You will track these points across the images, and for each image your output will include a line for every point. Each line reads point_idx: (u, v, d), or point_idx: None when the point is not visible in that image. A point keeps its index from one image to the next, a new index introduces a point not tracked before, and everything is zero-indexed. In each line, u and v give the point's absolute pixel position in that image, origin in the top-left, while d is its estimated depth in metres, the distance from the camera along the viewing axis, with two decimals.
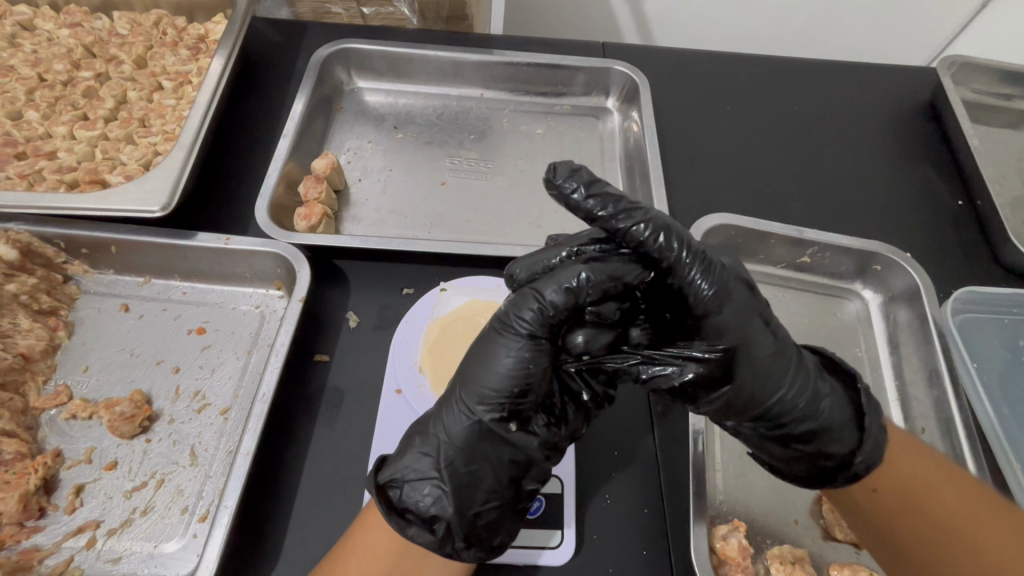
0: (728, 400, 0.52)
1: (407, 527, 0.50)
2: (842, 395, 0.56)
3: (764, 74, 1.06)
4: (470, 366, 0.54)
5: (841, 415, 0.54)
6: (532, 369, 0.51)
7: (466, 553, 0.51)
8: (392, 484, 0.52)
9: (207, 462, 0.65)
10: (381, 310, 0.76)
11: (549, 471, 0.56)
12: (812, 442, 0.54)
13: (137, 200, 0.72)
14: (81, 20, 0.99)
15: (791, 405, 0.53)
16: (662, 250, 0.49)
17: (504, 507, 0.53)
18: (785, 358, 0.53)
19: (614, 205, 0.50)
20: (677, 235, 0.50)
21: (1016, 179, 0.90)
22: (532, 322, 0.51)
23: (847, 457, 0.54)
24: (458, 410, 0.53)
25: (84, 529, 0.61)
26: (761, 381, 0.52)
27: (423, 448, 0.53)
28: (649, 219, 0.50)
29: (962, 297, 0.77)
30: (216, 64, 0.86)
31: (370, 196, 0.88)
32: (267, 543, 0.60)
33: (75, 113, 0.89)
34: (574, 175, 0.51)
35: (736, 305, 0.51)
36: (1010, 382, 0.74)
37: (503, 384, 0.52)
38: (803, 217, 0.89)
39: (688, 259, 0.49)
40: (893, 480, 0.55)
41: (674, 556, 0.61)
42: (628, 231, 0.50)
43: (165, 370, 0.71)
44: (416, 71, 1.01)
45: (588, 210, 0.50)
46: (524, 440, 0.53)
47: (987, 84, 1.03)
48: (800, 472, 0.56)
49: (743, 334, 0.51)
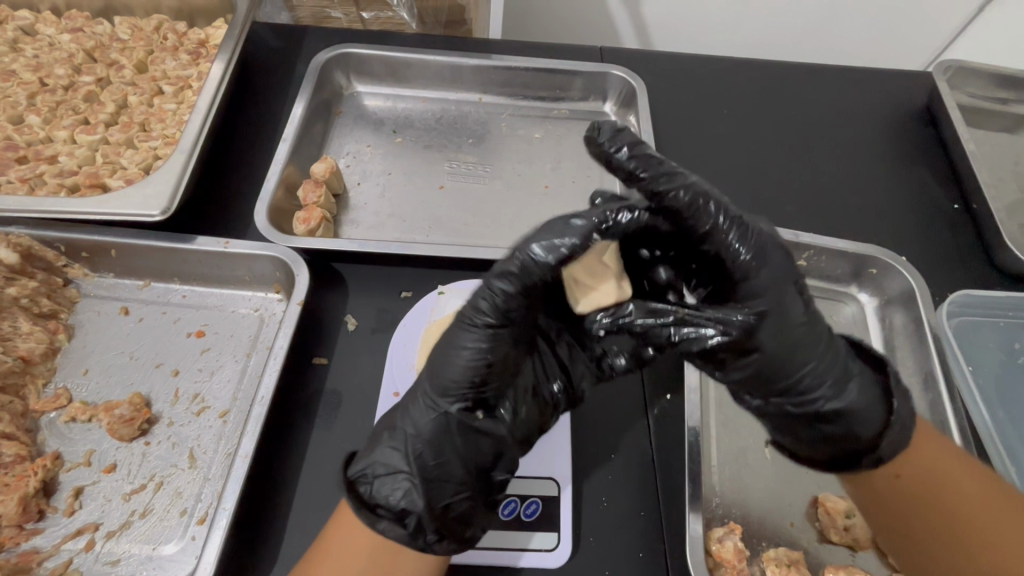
0: (758, 368, 0.52)
1: (379, 522, 0.50)
2: (866, 375, 0.56)
3: (761, 78, 1.07)
4: (434, 359, 0.55)
5: (868, 398, 0.54)
6: (492, 359, 0.53)
7: (437, 546, 0.51)
8: (362, 480, 0.52)
9: (206, 465, 0.66)
10: (380, 314, 0.77)
11: (518, 462, 0.57)
12: (834, 421, 0.54)
13: (137, 204, 0.72)
14: (82, 25, 1.00)
15: (815, 381, 0.53)
16: (697, 216, 0.50)
17: (476, 498, 0.54)
18: (815, 332, 0.52)
19: (653, 168, 0.50)
20: (716, 201, 0.50)
21: (1012, 183, 0.91)
22: (491, 311, 0.51)
23: (875, 440, 0.54)
24: (423, 403, 0.54)
25: (83, 531, 0.61)
26: (789, 352, 0.52)
27: (392, 443, 0.54)
28: (688, 184, 0.50)
29: (957, 300, 0.77)
30: (216, 69, 0.86)
31: (369, 200, 0.89)
32: (265, 546, 0.60)
33: (76, 118, 0.89)
34: (617, 136, 0.52)
35: (776, 271, 0.50)
36: (1006, 385, 0.74)
37: (463, 377, 0.53)
38: (800, 221, 0.90)
39: (724, 223, 0.50)
40: (914, 471, 0.55)
41: (669, 559, 0.61)
42: (669, 194, 0.50)
43: (164, 373, 0.72)
44: (415, 75, 1.02)
45: (629, 169, 0.51)
46: (491, 428, 0.55)
47: (983, 88, 1.03)
48: (825, 451, 0.56)
49: (778, 301, 0.50)
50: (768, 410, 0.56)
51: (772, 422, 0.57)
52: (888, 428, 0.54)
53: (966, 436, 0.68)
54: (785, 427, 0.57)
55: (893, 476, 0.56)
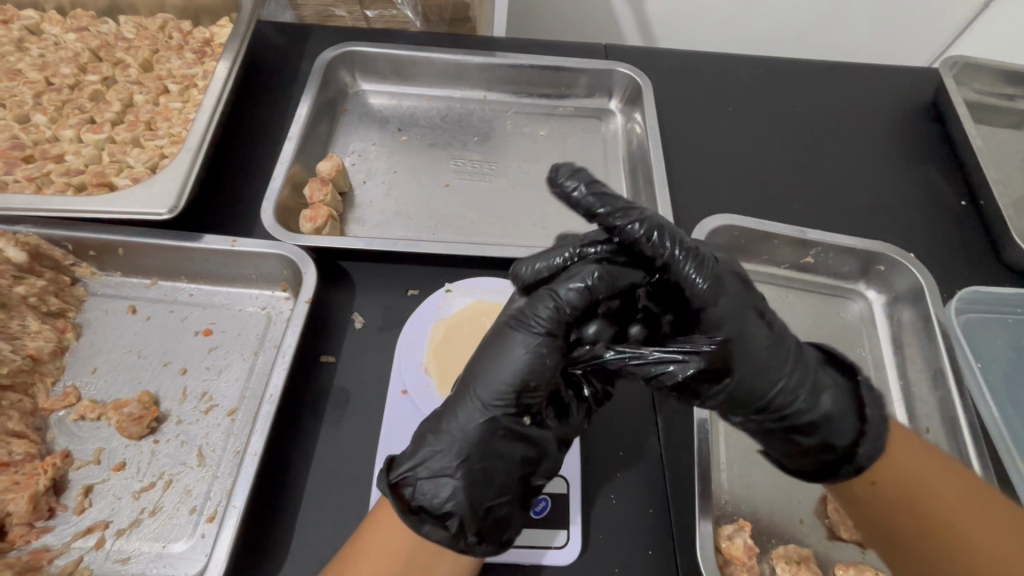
0: (733, 390, 0.53)
1: (422, 524, 0.50)
2: (840, 388, 0.57)
3: (766, 75, 1.07)
4: (486, 362, 0.54)
5: (840, 407, 0.55)
6: (549, 366, 0.52)
7: (479, 548, 0.51)
8: (405, 482, 0.52)
9: (215, 463, 0.66)
10: (387, 312, 0.77)
11: (559, 465, 0.57)
12: (810, 434, 0.55)
13: (145, 202, 0.72)
14: (88, 24, 1.00)
15: (786, 399, 0.54)
16: (655, 250, 0.51)
17: (519, 502, 0.54)
18: (783, 349, 0.53)
19: (610, 203, 0.51)
20: (671, 233, 0.51)
21: (1019, 179, 0.90)
22: (549, 321, 0.52)
23: (851, 449, 0.55)
24: (472, 406, 0.53)
25: (93, 529, 0.61)
26: (759, 372, 0.52)
27: (437, 446, 0.53)
28: (644, 218, 0.51)
29: (966, 296, 0.77)
30: (221, 67, 0.86)
31: (375, 198, 0.89)
32: (275, 543, 0.60)
33: (82, 117, 0.89)
34: (576, 174, 0.53)
35: (734, 298, 0.52)
36: (1015, 382, 0.74)
37: (518, 381, 0.52)
38: (806, 218, 0.89)
39: (682, 253, 0.51)
40: (894, 474, 0.55)
41: (680, 556, 0.61)
42: (625, 229, 0.51)
43: (172, 371, 0.72)
44: (420, 73, 1.02)
45: (588, 206, 0.51)
46: (537, 434, 0.55)
47: (989, 84, 1.03)
48: (800, 463, 0.57)
49: (741, 328, 0.52)
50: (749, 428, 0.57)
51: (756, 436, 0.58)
52: (863, 433, 0.55)
53: (976, 434, 0.68)
54: (768, 443, 0.58)
55: (870, 483, 0.56)
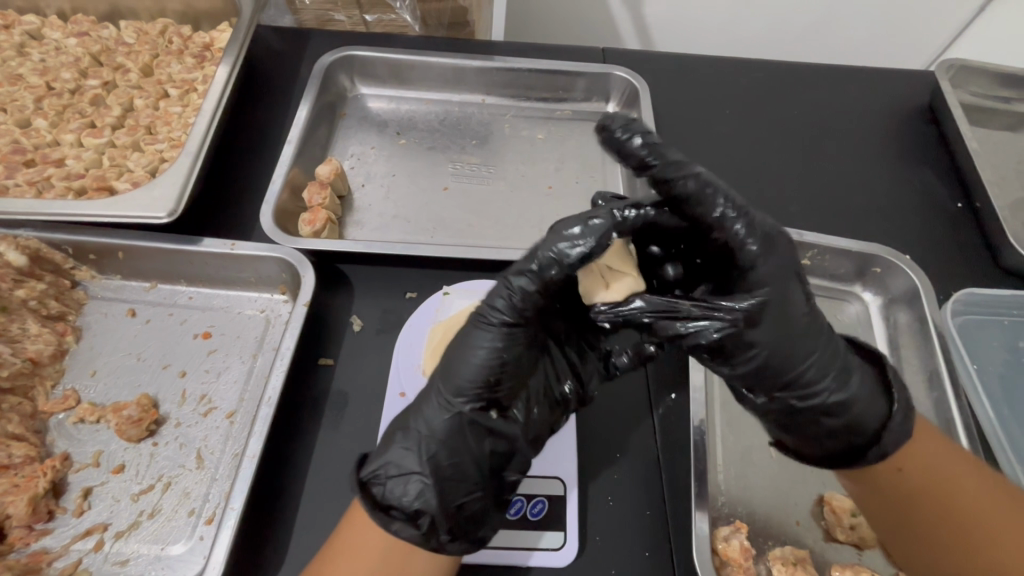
0: (764, 360, 0.52)
1: (392, 523, 0.51)
2: (866, 371, 0.57)
3: (763, 79, 1.07)
4: (448, 359, 0.56)
5: (869, 388, 0.56)
6: (506, 357, 0.54)
7: (451, 546, 0.51)
8: (375, 482, 0.53)
9: (213, 465, 0.66)
10: (385, 314, 0.77)
11: (530, 463, 0.58)
12: (837, 415, 0.54)
13: (144, 206, 0.73)
14: (88, 29, 1.01)
15: (816, 374, 0.53)
16: (703, 206, 0.50)
17: (489, 499, 0.54)
18: (816, 325, 0.54)
19: (664, 157, 0.51)
20: (723, 192, 0.51)
21: (1015, 181, 0.91)
22: (504, 311, 0.53)
23: (876, 434, 0.55)
24: (437, 402, 0.55)
25: (92, 532, 0.61)
26: (792, 343, 0.52)
27: (404, 444, 0.54)
28: (697, 175, 0.51)
29: (961, 298, 0.77)
30: (220, 71, 0.87)
31: (373, 201, 0.89)
32: (273, 544, 0.61)
33: (83, 121, 0.90)
34: (629, 125, 0.53)
35: (779, 262, 0.51)
36: (1010, 383, 0.74)
37: (478, 375, 0.54)
38: (803, 220, 0.90)
39: (731, 214, 0.50)
40: (918, 464, 0.55)
41: (676, 557, 0.61)
42: (677, 182, 0.50)
43: (172, 374, 0.72)
44: (419, 77, 1.02)
45: (640, 158, 0.51)
46: (504, 428, 0.56)
47: (985, 87, 1.03)
48: (823, 446, 0.56)
49: (782, 292, 0.51)
50: (773, 411, 0.57)
51: (774, 416, 0.57)
52: (892, 415, 0.55)
53: (972, 435, 0.68)
54: (792, 423, 0.56)
55: (896, 470, 0.55)
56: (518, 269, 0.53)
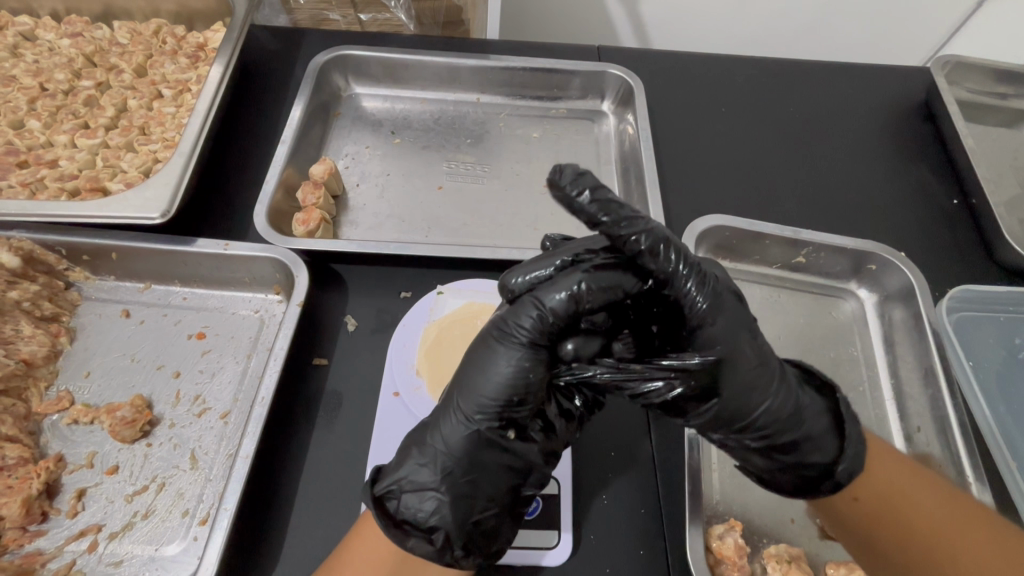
0: (720, 410, 0.53)
1: (408, 539, 0.51)
2: (818, 404, 0.57)
3: (758, 76, 1.07)
4: (469, 375, 0.54)
5: (822, 425, 0.55)
6: (531, 377, 0.52)
7: (465, 560, 0.52)
8: (390, 495, 0.53)
9: (207, 466, 0.66)
10: (379, 314, 0.77)
11: (548, 477, 0.57)
12: (790, 452, 0.55)
13: (136, 207, 0.72)
14: (82, 29, 1.01)
15: (771, 419, 0.53)
16: (657, 264, 0.49)
17: (504, 514, 0.54)
18: (766, 371, 0.53)
19: (616, 212, 0.48)
20: (676, 248, 0.50)
21: (1011, 178, 0.91)
22: (532, 330, 0.52)
23: (830, 466, 0.55)
24: (455, 419, 0.53)
25: (85, 532, 0.61)
26: (748, 394, 0.52)
27: (421, 459, 0.53)
28: (650, 229, 0.49)
29: (957, 296, 0.77)
30: (214, 72, 0.86)
31: (367, 201, 0.89)
32: (267, 544, 0.61)
33: (76, 122, 0.90)
34: (579, 179, 0.48)
35: (728, 317, 0.52)
36: (1007, 381, 0.74)
37: (500, 393, 0.52)
38: (799, 218, 0.90)
39: (684, 270, 0.50)
40: (874, 490, 0.56)
41: (671, 556, 0.61)
42: (630, 240, 0.49)
43: (166, 374, 0.72)
44: (413, 77, 1.02)
45: (591, 215, 0.48)
46: (522, 448, 0.55)
47: (982, 83, 1.03)
48: (784, 481, 0.57)
49: (734, 344, 0.51)
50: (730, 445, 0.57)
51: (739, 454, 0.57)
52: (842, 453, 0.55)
53: (966, 432, 0.68)
54: (747, 458, 0.57)
55: (852, 500, 0.57)
56: (548, 290, 0.52)
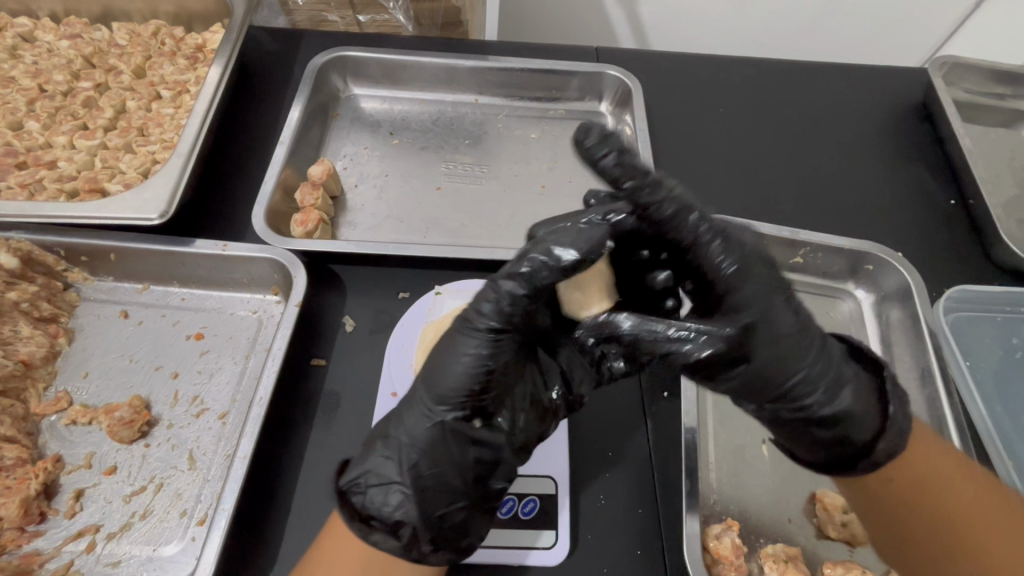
0: (751, 377, 0.55)
1: (372, 534, 0.51)
2: (861, 380, 0.60)
3: (756, 76, 1.07)
4: (433, 368, 0.55)
5: (862, 399, 0.59)
6: (493, 364, 0.54)
7: (433, 557, 0.53)
8: (355, 490, 0.53)
9: (205, 466, 0.66)
10: (377, 314, 0.77)
11: (517, 470, 0.57)
12: (833, 426, 0.58)
13: (135, 208, 0.72)
14: (81, 31, 1.01)
15: (807, 388, 0.56)
16: (680, 226, 0.54)
17: (472, 507, 0.54)
18: (807, 342, 0.56)
19: (640, 176, 0.53)
20: (702, 214, 0.54)
21: (1009, 178, 0.91)
22: (491, 317, 0.53)
23: (870, 444, 0.59)
24: (419, 411, 0.55)
25: (83, 533, 0.61)
26: (779, 360, 0.55)
27: (386, 453, 0.54)
28: (673, 197, 0.54)
29: (954, 296, 0.77)
30: (213, 72, 0.87)
31: (366, 202, 0.89)
32: (264, 544, 0.61)
33: (75, 123, 0.90)
34: (607, 138, 0.55)
35: (757, 284, 0.54)
36: (1004, 380, 0.74)
37: (462, 383, 0.54)
38: (796, 218, 0.90)
39: (710, 236, 0.54)
40: (909, 476, 0.61)
41: (668, 555, 0.61)
42: (653, 203, 0.53)
43: (164, 374, 0.72)
44: (412, 77, 1.02)
45: (613, 177, 0.54)
46: (489, 437, 0.55)
47: (979, 83, 1.03)
48: (817, 453, 0.60)
49: (765, 310, 0.54)
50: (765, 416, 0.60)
51: (773, 420, 0.60)
52: (883, 432, 0.58)
53: (963, 432, 0.68)
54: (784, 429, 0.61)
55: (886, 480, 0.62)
56: (509, 272, 0.52)
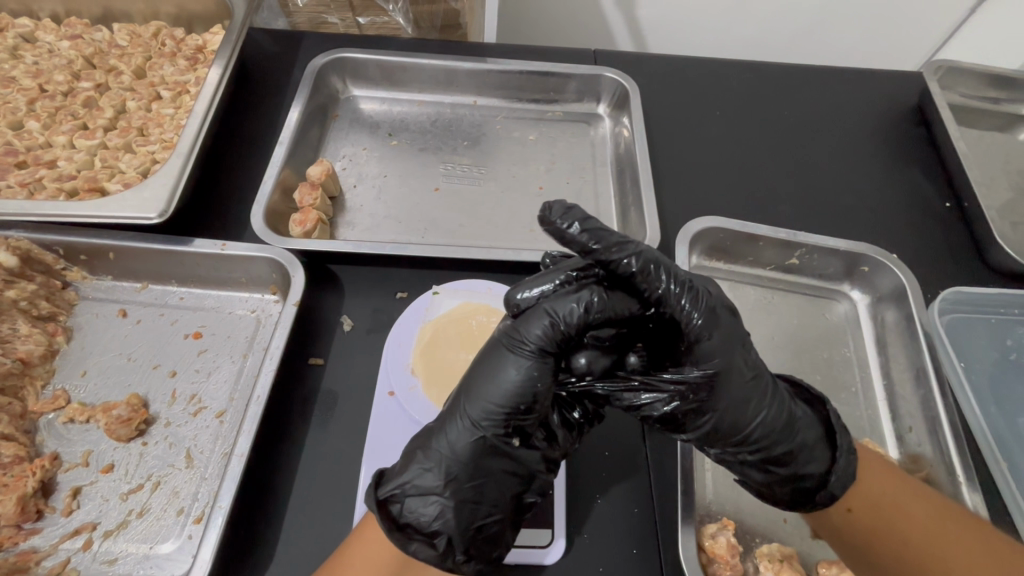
0: (716, 423, 0.53)
1: (409, 542, 0.51)
2: (812, 416, 0.58)
3: (753, 80, 1.08)
4: (476, 381, 0.53)
5: (816, 436, 0.57)
6: (538, 387, 0.52)
7: (466, 565, 0.52)
8: (392, 498, 0.52)
9: (202, 464, 0.66)
10: (375, 314, 0.78)
11: (550, 484, 0.57)
12: (787, 464, 0.55)
13: (134, 207, 0.73)
14: (81, 31, 1.02)
15: (767, 430, 0.54)
16: (652, 284, 0.51)
17: (507, 521, 0.54)
18: (761, 384, 0.54)
19: (605, 239, 0.50)
20: (666, 268, 0.51)
21: (1002, 182, 0.92)
22: (542, 337, 0.51)
23: (824, 476, 0.57)
24: (462, 424, 0.53)
25: (81, 530, 0.62)
26: (743, 407, 0.53)
27: (426, 464, 0.53)
28: (639, 252, 0.51)
29: (948, 298, 0.78)
30: (213, 73, 0.87)
31: (365, 202, 0.90)
32: (262, 541, 0.61)
33: (75, 123, 0.90)
34: (567, 213, 0.51)
35: (725, 330, 0.52)
36: (998, 382, 0.74)
37: (507, 399, 0.52)
38: (793, 220, 0.90)
39: (675, 288, 0.51)
40: (867, 501, 0.57)
41: (664, 554, 0.62)
42: (620, 262, 0.50)
43: (162, 374, 0.72)
44: (411, 79, 1.03)
45: (582, 244, 0.50)
46: (526, 455, 0.54)
47: (974, 88, 1.04)
48: (783, 493, 0.57)
49: (728, 359, 0.52)
50: (727, 460, 0.57)
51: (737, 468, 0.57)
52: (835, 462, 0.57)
53: (957, 432, 0.69)
54: (745, 473, 0.57)
55: (846, 511, 0.57)
56: (553, 306, 0.52)
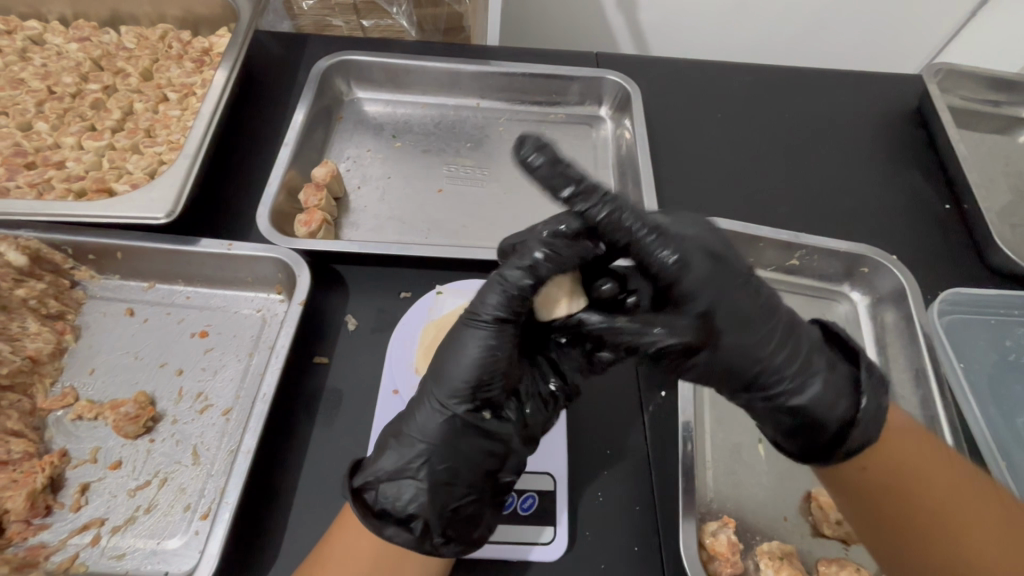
0: (712, 364, 0.55)
1: (385, 528, 0.52)
2: (836, 368, 0.57)
3: (754, 83, 1.09)
4: (441, 361, 0.55)
5: (834, 390, 0.56)
6: (498, 357, 0.53)
7: (445, 547, 0.54)
8: (368, 487, 0.54)
9: (208, 461, 0.67)
10: (379, 313, 0.78)
11: (526, 462, 0.58)
12: (795, 412, 0.56)
13: (142, 208, 0.74)
14: (90, 34, 1.03)
15: (771, 373, 0.55)
16: (620, 229, 0.51)
17: (483, 499, 0.56)
18: (768, 325, 0.54)
19: (576, 179, 0.50)
20: (632, 212, 0.51)
21: (1001, 185, 0.92)
22: (498, 306, 0.52)
23: (841, 429, 0.56)
24: (430, 407, 0.54)
25: (89, 526, 0.62)
26: (745, 351, 0.54)
27: (398, 449, 0.54)
28: (608, 195, 0.51)
29: (947, 299, 0.79)
30: (219, 75, 0.88)
31: (368, 203, 0.91)
32: (267, 537, 0.62)
33: (84, 124, 0.92)
34: (540, 147, 0.50)
35: (705, 273, 0.51)
36: (996, 381, 0.75)
37: (470, 374, 0.53)
38: (793, 221, 0.91)
39: (646, 233, 0.51)
40: (884, 462, 0.57)
41: (665, 552, 0.62)
42: (590, 205, 0.50)
43: (168, 372, 0.73)
44: (414, 81, 1.04)
45: (550, 180, 0.50)
46: (499, 428, 0.55)
47: (974, 90, 1.04)
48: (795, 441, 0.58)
49: (716, 299, 0.52)
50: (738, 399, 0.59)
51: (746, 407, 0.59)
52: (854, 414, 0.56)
53: (956, 432, 0.69)
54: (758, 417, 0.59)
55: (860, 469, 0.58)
56: (513, 263, 0.52)
